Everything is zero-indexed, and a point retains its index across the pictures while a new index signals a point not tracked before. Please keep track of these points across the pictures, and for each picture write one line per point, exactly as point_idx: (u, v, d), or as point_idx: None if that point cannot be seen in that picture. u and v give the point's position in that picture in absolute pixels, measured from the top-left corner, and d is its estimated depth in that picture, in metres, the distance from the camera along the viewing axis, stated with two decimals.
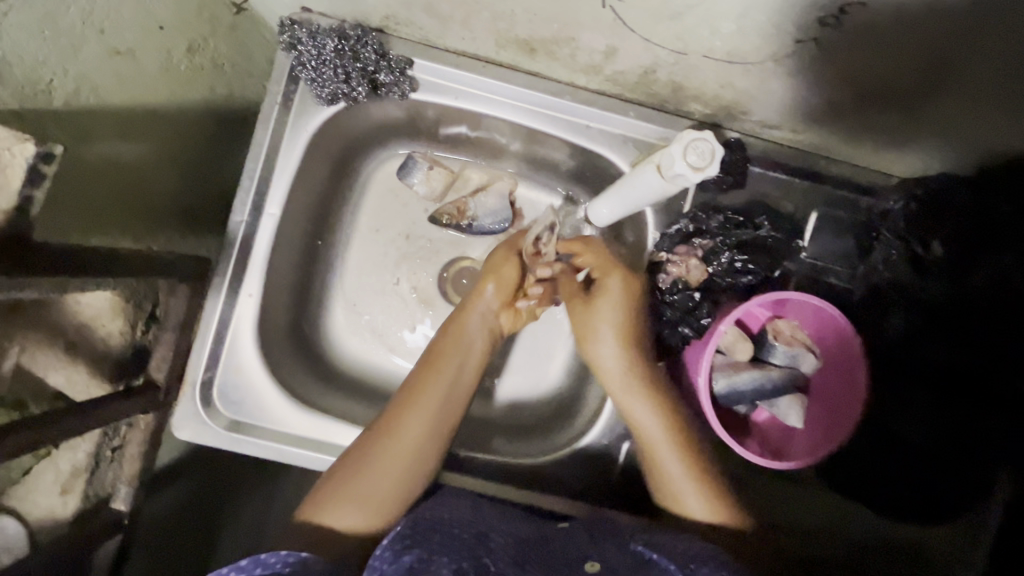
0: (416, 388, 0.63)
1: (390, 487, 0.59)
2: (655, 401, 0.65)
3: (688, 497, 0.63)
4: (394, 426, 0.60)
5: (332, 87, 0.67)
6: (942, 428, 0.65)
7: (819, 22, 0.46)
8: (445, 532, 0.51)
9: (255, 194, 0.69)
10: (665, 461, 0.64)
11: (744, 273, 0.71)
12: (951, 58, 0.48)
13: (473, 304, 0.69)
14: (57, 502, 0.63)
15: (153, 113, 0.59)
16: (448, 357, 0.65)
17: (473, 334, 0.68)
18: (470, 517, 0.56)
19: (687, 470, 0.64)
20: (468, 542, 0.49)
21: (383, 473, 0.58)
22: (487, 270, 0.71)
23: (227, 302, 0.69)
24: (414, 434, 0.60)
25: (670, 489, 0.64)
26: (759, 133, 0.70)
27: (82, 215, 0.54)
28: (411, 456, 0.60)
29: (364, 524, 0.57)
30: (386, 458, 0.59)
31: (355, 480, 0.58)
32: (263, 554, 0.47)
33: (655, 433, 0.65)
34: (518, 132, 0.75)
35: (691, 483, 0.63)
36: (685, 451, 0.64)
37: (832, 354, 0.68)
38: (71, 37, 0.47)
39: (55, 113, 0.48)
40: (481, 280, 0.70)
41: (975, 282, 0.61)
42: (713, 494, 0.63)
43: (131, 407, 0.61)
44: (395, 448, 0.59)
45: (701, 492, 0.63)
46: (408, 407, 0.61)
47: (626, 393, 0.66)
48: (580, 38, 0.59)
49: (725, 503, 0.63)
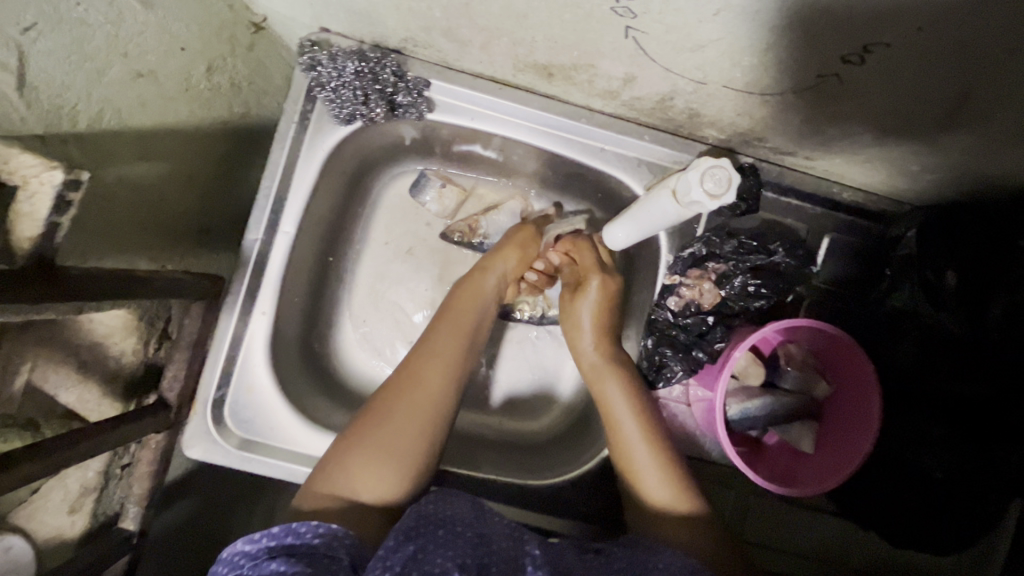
0: (430, 358, 0.65)
1: (412, 438, 0.60)
2: (629, 392, 0.67)
3: (651, 479, 0.63)
4: (415, 375, 0.63)
5: (350, 108, 0.68)
6: (961, 460, 0.64)
7: (842, 59, 0.46)
8: (450, 525, 0.50)
9: (271, 212, 0.69)
10: (635, 449, 0.64)
11: (757, 296, 0.71)
12: (973, 98, 0.48)
13: (489, 271, 0.73)
14: (65, 521, 0.63)
15: (172, 133, 0.59)
16: (464, 314, 0.69)
17: (489, 296, 0.72)
18: (472, 511, 0.54)
19: (652, 450, 0.64)
20: (471, 539, 0.49)
21: (410, 417, 0.61)
22: (512, 241, 0.75)
23: (241, 320, 0.69)
24: (433, 382, 0.63)
25: (638, 476, 0.64)
26: (773, 159, 0.71)
27: (99, 235, 0.54)
28: (428, 404, 0.62)
29: (384, 486, 0.57)
30: (412, 403, 0.61)
31: (374, 431, 0.59)
32: (295, 523, 0.48)
33: (626, 420, 0.66)
34: (532, 153, 0.76)
35: (658, 469, 0.63)
36: (649, 430, 0.65)
37: (845, 382, 0.69)
38: (96, 61, 0.47)
39: (79, 136, 0.48)
40: (500, 250, 0.74)
41: (993, 315, 0.60)
42: (674, 474, 0.63)
43: (144, 429, 0.60)
44: (421, 402, 0.62)
45: (665, 473, 0.63)
46: (429, 356, 0.65)
47: (599, 378, 0.69)
48: (599, 65, 0.59)
49: (690, 491, 0.63)
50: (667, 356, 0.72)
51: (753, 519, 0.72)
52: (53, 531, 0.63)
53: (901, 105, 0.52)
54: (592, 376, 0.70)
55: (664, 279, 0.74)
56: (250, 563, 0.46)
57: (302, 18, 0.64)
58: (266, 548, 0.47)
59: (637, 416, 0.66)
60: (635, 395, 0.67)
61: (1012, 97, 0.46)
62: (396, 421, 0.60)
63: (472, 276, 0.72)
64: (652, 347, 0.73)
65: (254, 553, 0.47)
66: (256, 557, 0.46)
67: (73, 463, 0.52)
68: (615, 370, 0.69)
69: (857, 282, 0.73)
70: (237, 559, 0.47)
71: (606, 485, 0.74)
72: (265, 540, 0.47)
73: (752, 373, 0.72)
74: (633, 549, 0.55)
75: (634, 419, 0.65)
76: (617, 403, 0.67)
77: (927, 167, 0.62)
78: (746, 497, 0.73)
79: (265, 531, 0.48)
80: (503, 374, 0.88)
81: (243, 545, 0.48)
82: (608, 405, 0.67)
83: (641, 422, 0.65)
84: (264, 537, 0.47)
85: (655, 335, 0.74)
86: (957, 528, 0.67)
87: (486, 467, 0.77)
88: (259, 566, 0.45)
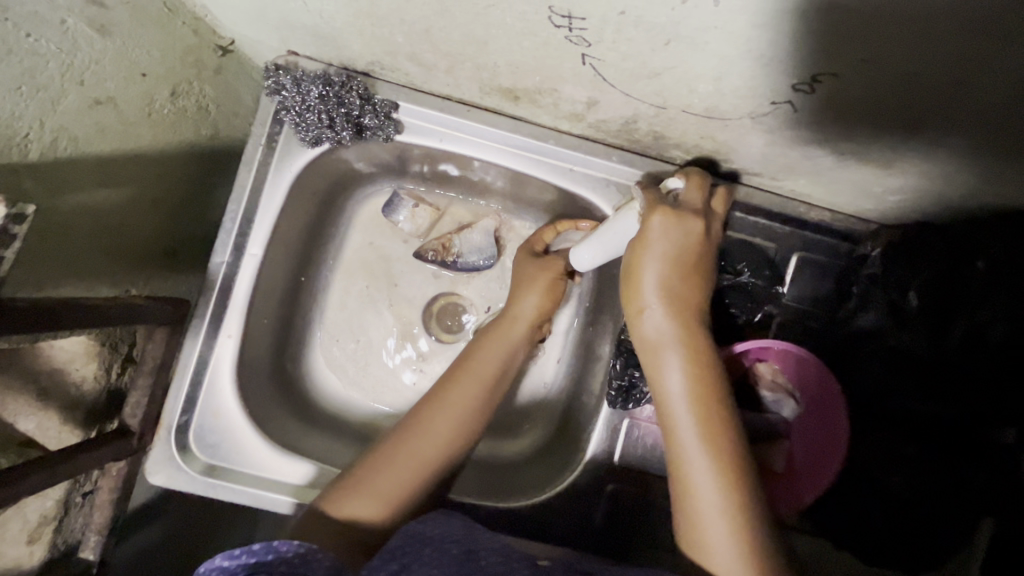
0: (438, 404, 0.65)
1: (410, 479, 0.60)
2: (690, 371, 0.58)
3: (704, 499, 0.53)
4: (423, 420, 0.64)
5: (316, 132, 0.68)
6: (928, 479, 0.64)
7: (792, 87, 0.47)
8: (435, 544, 0.50)
9: (238, 235, 0.69)
10: (689, 458, 0.54)
11: (726, 315, 0.73)
12: (926, 120, 0.48)
13: (513, 316, 0.73)
14: (21, 551, 0.62)
15: (134, 158, 0.59)
16: (486, 362, 0.69)
17: (516, 341, 0.72)
18: (462, 531, 0.54)
19: (708, 463, 0.54)
20: (456, 556, 0.48)
21: (414, 459, 0.61)
22: (525, 279, 0.74)
23: (206, 344, 0.68)
24: (445, 426, 0.64)
25: (691, 496, 0.54)
26: (740, 180, 0.71)
27: (55, 263, 0.54)
28: (442, 446, 0.63)
29: (374, 511, 0.57)
30: (416, 443, 0.62)
31: (378, 461, 0.60)
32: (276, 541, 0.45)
33: (680, 413, 0.57)
34: (502, 173, 0.76)
35: (715, 489, 0.53)
36: (714, 439, 0.55)
37: (812, 401, 0.68)
38: (50, 91, 0.47)
39: (32, 165, 0.48)
40: (523, 292, 0.74)
41: (953, 338, 0.60)
42: (738, 504, 0.52)
43: (105, 456, 0.59)
44: (429, 442, 0.62)
45: (726, 499, 0.52)
46: (443, 405, 0.65)
47: (655, 359, 0.60)
48: (561, 89, 0.59)
49: (750, 521, 0.51)
50: (636, 378, 0.73)
51: None
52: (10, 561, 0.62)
53: (859, 129, 0.52)
54: (651, 360, 0.60)
55: None
56: None
57: (267, 42, 0.64)
58: (245, 564, 0.44)
59: (695, 412, 0.56)
60: (703, 385, 0.57)
61: (962, 122, 0.46)
62: (397, 458, 0.60)
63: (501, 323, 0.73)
64: (621, 370, 0.74)
65: (232, 569, 0.44)
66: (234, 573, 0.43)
67: (31, 493, 0.51)
68: (675, 353, 0.59)
69: (828, 302, 0.73)
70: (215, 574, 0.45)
71: (579, 508, 0.73)
72: (244, 556, 0.44)
73: None
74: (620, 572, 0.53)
75: (689, 416, 0.56)
76: (675, 395, 0.58)
77: (889, 188, 0.63)
78: None
79: (245, 548, 0.45)
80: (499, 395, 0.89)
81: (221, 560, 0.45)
82: (662, 386, 0.59)
83: (700, 416, 0.56)
84: (243, 553, 0.44)
85: (623, 358, 0.75)
86: (935, 548, 0.66)
87: (463, 491, 0.76)
88: None
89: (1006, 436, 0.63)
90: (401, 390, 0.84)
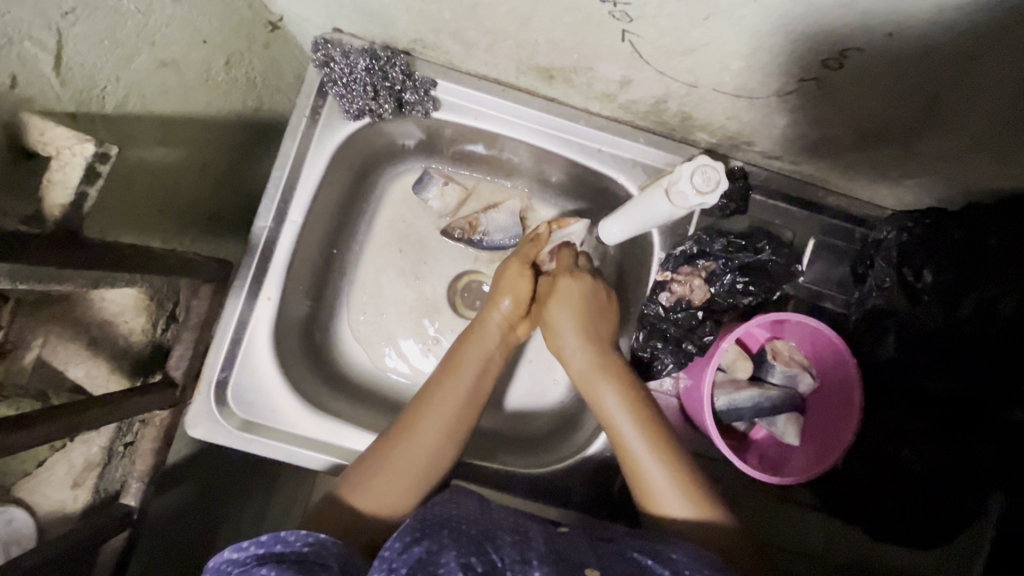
0: (427, 408, 0.65)
1: (409, 478, 0.62)
2: (625, 397, 0.67)
3: (668, 496, 0.62)
4: (414, 427, 0.64)
5: (360, 103, 0.71)
6: (939, 452, 0.67)
7: (820, 64, 0.50)
8: (454, 525, 0.51)
9: (280, 202, 0.72)
10: (649, 471, 0.63)
11: (744, 293, 0.74)
12: (945, 99, 0.51)
13: (489, 318, 0.74)
14: (67, 495, 0.64)
15: (190, 120, 0.62)
16: (468, 364, 0.70)
17: (491, 343, 0.72)
18: (478, 510, 0.55)
19: (661, 464, 0.63)
20: (476, 536, 0.49)
21: (410, 462, 0.62)
22: (501, 284, 0.75)
23: (246, 304, 0.71)
24: (434, 429, 0.64)
25: (654, 494, 0.63)
26: (761, 164, 0.75)
27: (118, 215, 0.57)
28: (439, 445, 0.64)
29: (385, 508, 0.60)
30: (410, 446, 0.63)
31: (381, 463, 0.62)
32: (283, 532, 0.49)
33: (631, 434, 0.65)
34: (532, 153, 0.79)
35: (674, 485, 0.62)
36: (660, 445, 0.64)
37: (827, 373, 0.72)
38: (125, 48, 0.50)
39: (105, 116, 0.51)
40: (494, 296, 0.74)
41: (965, 311, 0.63)
42: (694, 493, 0.62)
43: (150, 404, 0.62)
44: (421, 443, 0.63)
45: (681, 488, 0.62)
46: (427, 408, 0.66)
47: (597, 392, 0.68)
48: (597, 68, 0.62)
49: (705, 498, 0.62)
50: (659, 350, 0.75)
51: (743, 509, 0.74)
52: (55, 504, 0.64)
53: (882, 110, 0.55)
54: (596, 398, 0.68)
55: (656, 275, 0.76)
56: (237, 570, 0.46)
57: (316, 18, 0.67)
58: (255, 555, 0.47)
59: (644, 432, 0.65)
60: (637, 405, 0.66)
61: (979, 102, 0.49)
62: (394, 460, 0.62)
63: (475, 326, 0.74)
64: (643, 342, 0.76)
65: (242, 560, 0.47)
66: (244, 563, 0.47)
67: (89, 429, 0.54)
68: (612, 387, 0.68)
69: (844, 282, 0.76)
70: (225, 568, 0.47)
71: (596, 476, 0.75)
72: (253, 547, 0.48)
73: (740, 367, 0.74)
74: (640, 540, 0.54)
75: (639, 434, 0.64)
76: (620, 417, 0.66)
77: (905, 173, 0.66)
78: (734, 489, 0.75)
79: (254, 539, 0.48)
80: (520, 378, 0.89)
81: (231, 554, 0.48)
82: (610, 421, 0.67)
83: (646, 433, 0.65)
84: (252, 545, 0.48)
85: (647, 330, 0.77)
86: (938, 517, 0.69)
87: (484, 458, 0.79)
88: (247, 572, 0.46)
89: (1014, 414, 0.63)
90: (424, 362, 0.86)
